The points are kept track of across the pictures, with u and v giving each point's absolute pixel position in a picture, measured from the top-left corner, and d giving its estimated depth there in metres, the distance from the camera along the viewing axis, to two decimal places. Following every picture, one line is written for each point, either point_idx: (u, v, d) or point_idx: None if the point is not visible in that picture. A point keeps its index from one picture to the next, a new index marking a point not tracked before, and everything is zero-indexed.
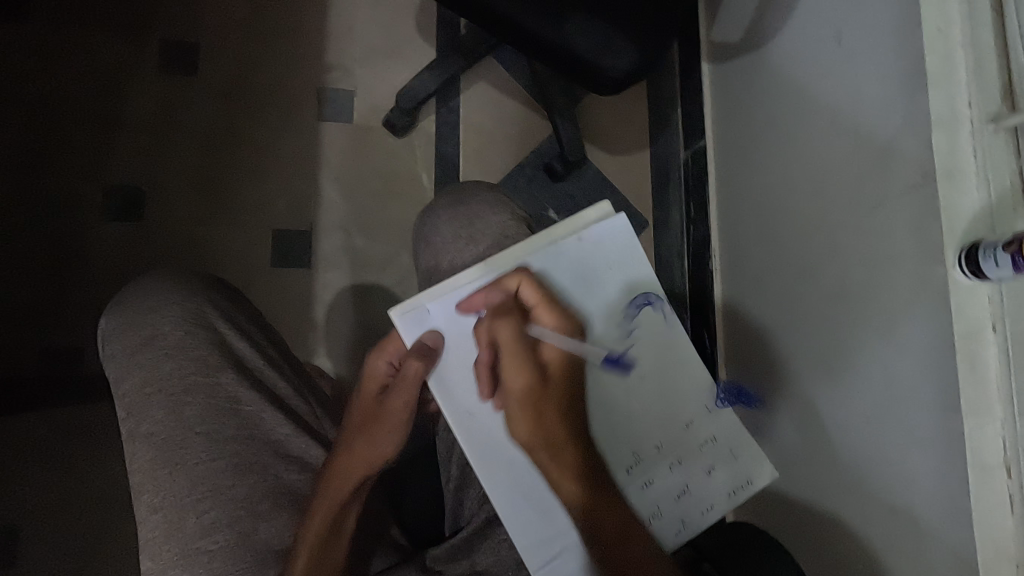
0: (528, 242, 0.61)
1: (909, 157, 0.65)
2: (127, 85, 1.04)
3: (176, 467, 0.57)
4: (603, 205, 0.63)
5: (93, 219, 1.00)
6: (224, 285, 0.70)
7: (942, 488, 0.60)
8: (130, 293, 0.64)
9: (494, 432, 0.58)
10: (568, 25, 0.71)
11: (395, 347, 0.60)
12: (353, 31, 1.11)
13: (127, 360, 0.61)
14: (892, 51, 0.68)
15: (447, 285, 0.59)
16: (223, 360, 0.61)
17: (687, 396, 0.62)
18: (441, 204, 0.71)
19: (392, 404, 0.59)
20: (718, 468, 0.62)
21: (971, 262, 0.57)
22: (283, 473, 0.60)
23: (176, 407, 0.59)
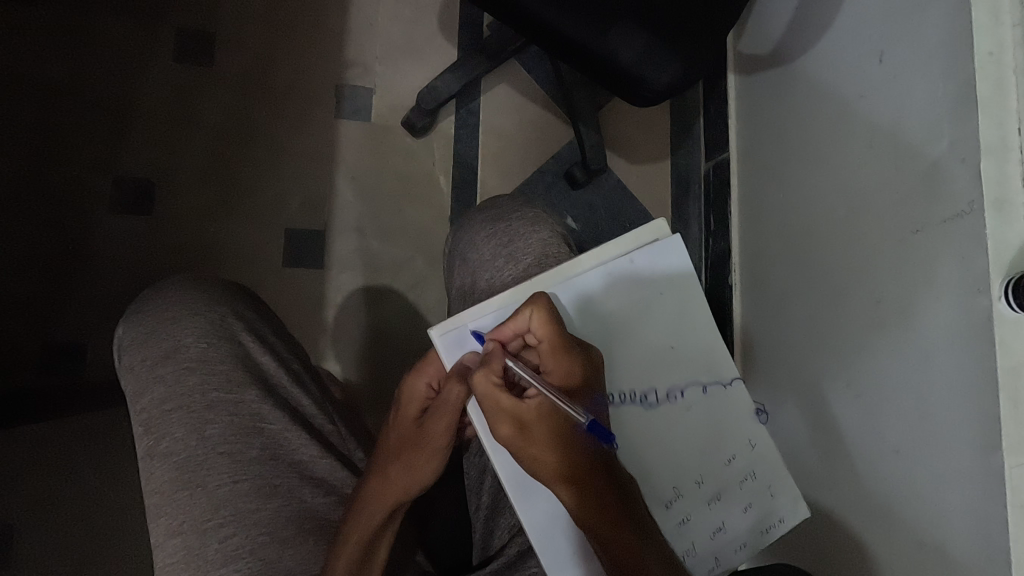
0: (575, 263, 0.60)
1: (954, 183, 0.63)
2: (145, 78, 1.01)
3: (197, 489, 0.55)
4: (656, 226, 0.61)
5: (104, 213, 0.97)
6: (246, 294, 0.68)
7: (980, 527, 0.58)
8: (153, 301, 0.61)
9: None
10: (607, 33, 0.68)
11: (436, 369, 0.58)
12: (374, 28, 1.08)
13: (147, 372, 0.58)
14: (943, 74, 0.65)
15: (490, 305, 0.58)
16: (247, 376, 0.60)
17: (732, 430, 0.61)
18: (478, 221, 0.69)
19: (433, 426, 0.56)
20: (755, 505, 0.61)
21: (1018, 295, 0.54)
22: (308, 496, 0.58)
23: (198, 425, 0.57)
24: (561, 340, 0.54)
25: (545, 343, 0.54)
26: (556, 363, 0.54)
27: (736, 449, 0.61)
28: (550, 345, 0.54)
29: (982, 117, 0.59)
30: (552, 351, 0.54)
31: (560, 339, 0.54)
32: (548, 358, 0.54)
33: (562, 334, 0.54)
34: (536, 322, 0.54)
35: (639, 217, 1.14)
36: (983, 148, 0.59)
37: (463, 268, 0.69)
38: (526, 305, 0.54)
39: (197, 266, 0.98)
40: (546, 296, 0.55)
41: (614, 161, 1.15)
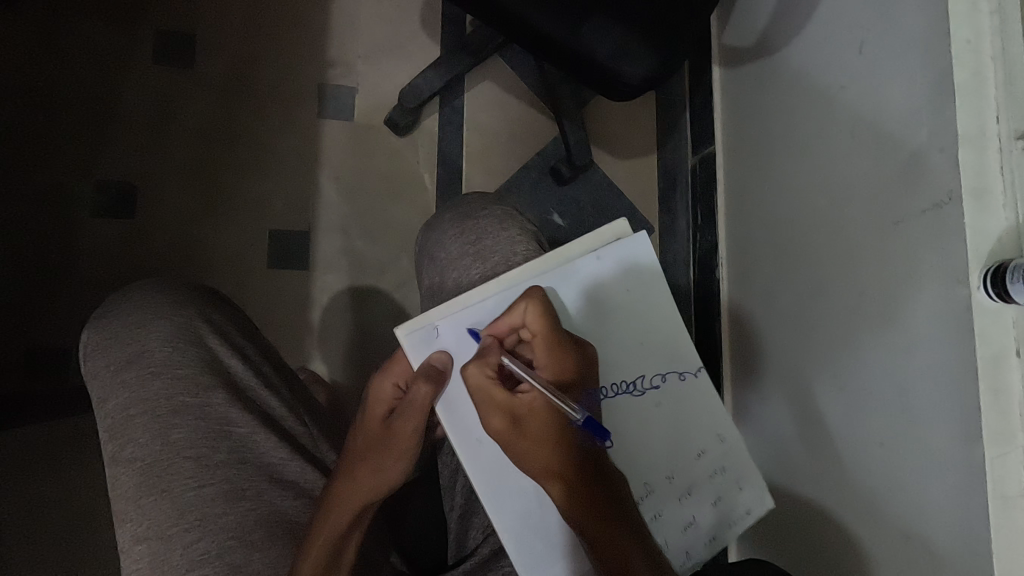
0: (543, 261, 0.60)
1: (934, 174, 0.62)
2: (120, 79, 1.00)
3: (163, 494, 0.55)
4: (622, 224, 0.60)
5: (84, 218, 0.97)
6: (214, 297, 0.68)
7: (960, 519, 0.58)
8: (116, 305, 0.62)
9: (504, 462, 0.56)
10: (582, 26, 0.68)
11: (403, 369, 0.59)
12: (356, 26, 1.08)
13: (113, 376, 0.58)
14: (921, 60, 0.65)
15: (457, 303, 0.59)
16: (214, 379, 0.60)
17: (700, 425, 0.61)
18: (446, 219, 0.69)
19: (402, 427, 0.55)
20: (723, 499, 0.61)
21: (996, 285, 0.54)
22: (276, 498, 0.58)
23: (163, 430, 0.57)
24: (554, 335, 0.55)
25: (539, 337, 0.54)
26: (549, 358, 0.54)
27: (705, 444, 0.61)
28: (543, 339, 0.54)
29: (958, 108, 0.59)
30: (546, 345, 0.54)
31: (553, 334, 0.54)
32: (541, 352, 0.54)
33: (556, 328, 0.55)
34: (531, 316, 0.55)
35: (623, 212, 1.14)
36: (961, 137, 0.58)
37: (432, 267, 0.69)
38: (522, 298, 0.55)
39: (181, 271, 0.98)
40: (541, 291, 0.56)
41: (600, 156, 1.14)
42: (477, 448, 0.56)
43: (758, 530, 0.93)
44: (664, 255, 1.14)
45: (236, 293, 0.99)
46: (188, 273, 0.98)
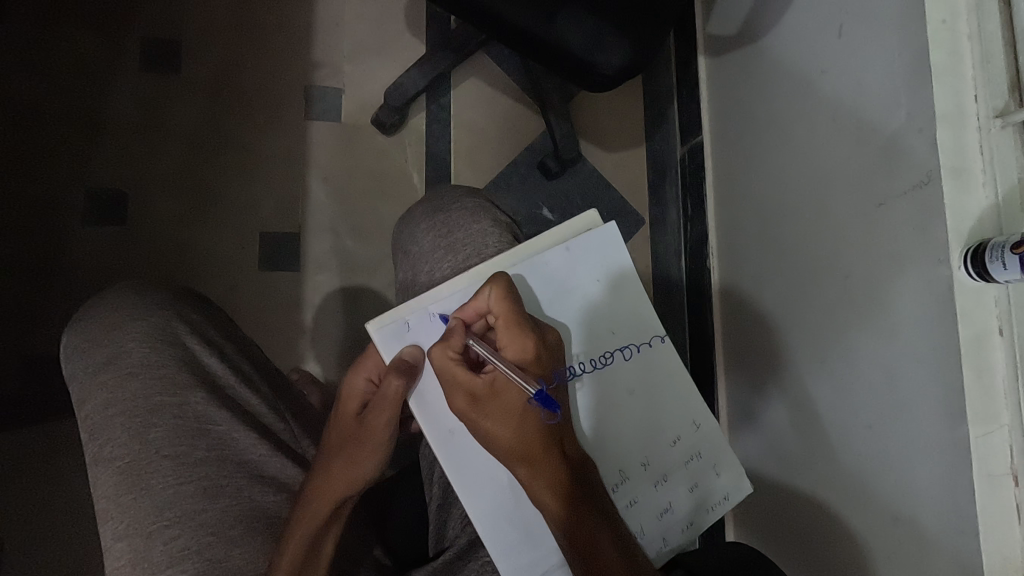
0: (513, 252, 0.61)
1: (915, 155, 0.62)
2: (104, 86, 1.01)
3: (143, 491, 0.56)
4: (591, 216, 0.63)
5: (75, 225, 0.97)
6: (194, 300, 0.69)
7: (948, 500, 0.58)
8: (95, 309, 0.63)
9: (477, 453, 0.57)
10: (557, 20, 0.69)
11: (374, 363, 0.58)
12: (340, 27, 1.08)
13: (94, 378, 0.59)
14: (898, 42, 0.65)
15: (428, 298, 0.59)
16: (192, 378, 0.61)
17: (673, 412, 0.61)
18: (419, 214, 0.70)
19: (375, 421, 0.56)
20: (698, 484, 0.62)
21: (977, 264, 0.54)
22: (257, 495, 0.59)
23: (143, 429, 0.58)
24: (516, 318, 0.55)
25: (502, 319, 0.55)
26: (511, 340, 0.54)
27: (678, 430, 0.61)
28: (505, 322, 0.55)
29: (938, 83, 0.58)
30: (507, 327, 0.55)
31: (515, 316, 0.55)
32: (502, 334, 0.55)
33: (517, 311, 0.55)
34: (494, 300, 0.55)
35: (612, 204, 1.14)
36: (939, 117, 0.58)
37: (405, 261, 0.70)
38: (487, 284, 0.56)
39: (172, 275, 0.98)
40: (505, 276, 0.56)
41: (588, 149, 1.15)
42: (450, 439, 0.57)
43: (752, 518, 0.93)
44: (655, 245, 1.14)
45: (226, 295, 1.00)
46: (180, 277, 0.99)
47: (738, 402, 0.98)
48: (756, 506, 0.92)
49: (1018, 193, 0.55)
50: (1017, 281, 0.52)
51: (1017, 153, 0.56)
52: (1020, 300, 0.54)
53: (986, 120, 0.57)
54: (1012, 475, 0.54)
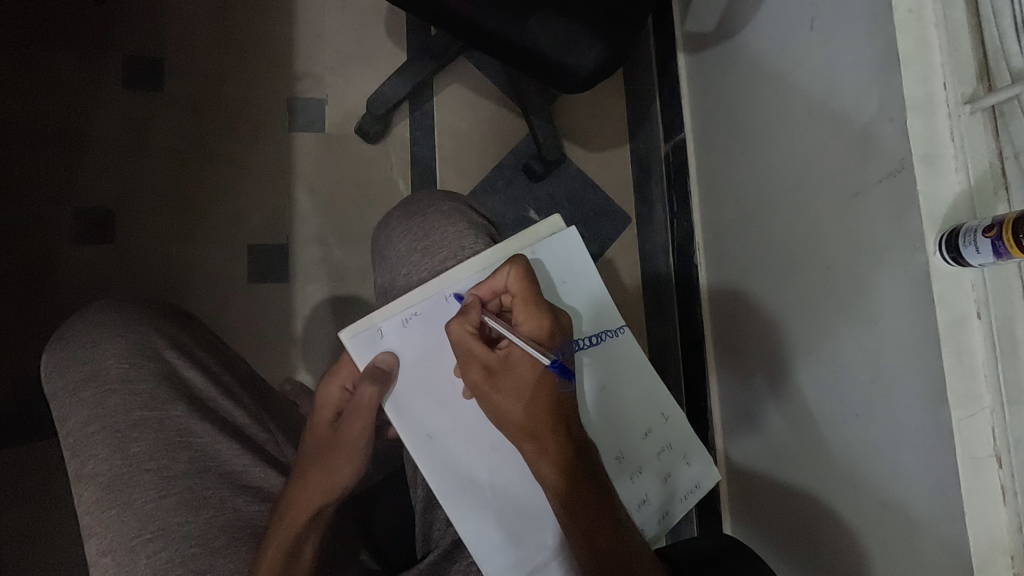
0: (482, 256, 0.62)
1: (887, 144, 0.63)
2: (86, 105, 1.01)
3: (125, 505, 0.56)
4: (555, 221, 0.65)
5: (60, 245, 0.98)
6: (175, 316, 0.70)
7: (934, 482, 0.59)
8: (75, 327, 0.63)
9: (455, 456, 0.59)
10: (530, 23, 0.70)
11: (349, 372, 0.61)
12: (321, 38, 1.09)
13: (74, 396, 0.60)
14: (867, 32, 0.65)
15: (399, 306, 0.61)
16: (172, 392, 0.61)
17: (646, 407, 0.64)
18: (395, 219, 0.71)
19: (350, 428, 0.57)
20: (671, 475, 0.64)
21: (951, 248, 0.54)
22: (240, 505, 0.59)
23: (123, 444, 0.58)
24: (533, 295, 0.58)
25: (519, 295, 0.58)
26: (527, 314, 0.57)
27: (651, 424, 0.64)
28: (523, 298, 0.58)
29: (907, 72, 0.59)
30: (524, 303, 0.58)
31: (531, 293, 0.58)
32: (520, 309, 0.58)
33: (534, 289, 0.58)
34: (512, 277, 0.58)
35: (598, 204, 1.14)
36: (909, 106, 0.59)
37: (383, 266, 0.71)
38: (505, 262, 0.59)
39: (159, 291, 0.99)
40: (524, 256, 0.59)
41: (572, 150, 1.15)
42: (428, 444, 0.59)
43: (748, 512, 0.93)
44: (643, 242, 1.15)
45: (216, 308, 1.00)
46: (169, 293, 0.99)
47: (729, 396, 0.98)
48: (752, 500, 0.92)
49: (990, 178, 0.56)
50: (991, 265, 0.53)
51: (987, 138, 0.56)
52: (995, 283, 0.54)
53: (954, 107, 0.57)
54: (995, 456, 0.54)
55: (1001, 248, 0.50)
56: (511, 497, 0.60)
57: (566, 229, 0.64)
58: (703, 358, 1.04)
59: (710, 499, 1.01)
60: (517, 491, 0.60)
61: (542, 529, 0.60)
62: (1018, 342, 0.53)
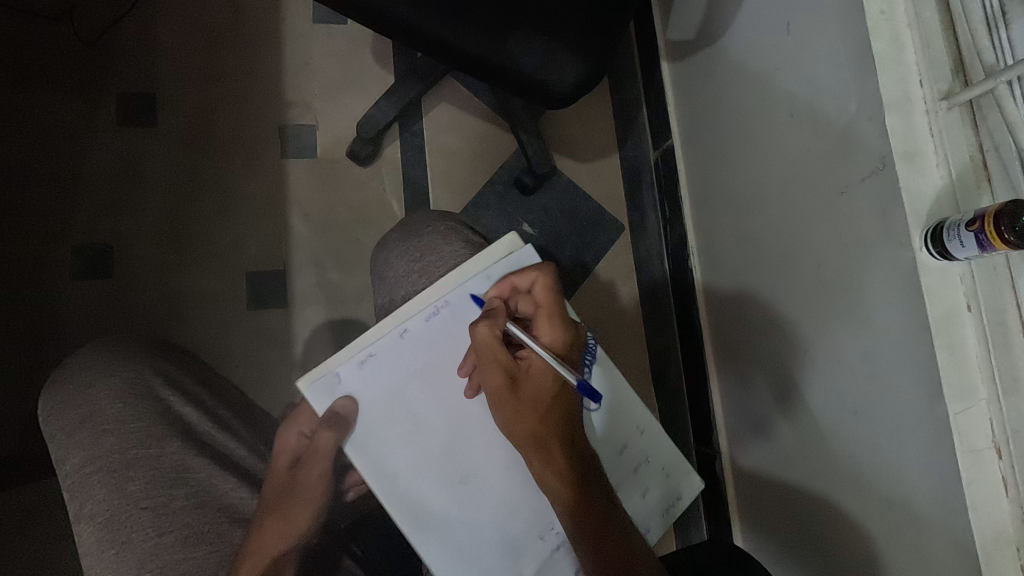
0: (455, 275, 0.62)
1: (869, 142, 0.64)
2: (82, 144, 1.03)
3: (126, 544, 0.57)
4: (514, 239, 0.64)
5: (59, 284, 0.99)
6: (169, 352, 0.71)
7: (934, 475, 0.59)
8: (70, 368, 0.64)
9: (423, 493, 0.59)
10: (509, 44, 0.71)
11: (307, 417, 0.62)
12: (309, 66, 1.11)
13: (69, 437, 0.61)
14: (840, 33, 0.67)
15: (354, 348, 0.60)
16: (167, 428, 0.62)
17: (623, 423, 0.64)
18: (392, 241, 0.72)
19: (308, 474, 0.60)
20: (650, 492, 0.66)
21: (936, 243, 0.55)
22: (235, 538, 0.59)
23: (121, 483, 0.59)
24: (558, 307, 0.60)
25: (546, 307, 0.60)
26: (550, 324, 0.60)
27: (627, 438, 0.64)
28: (549, 309, 0.60)
29: (883, 71, 0.59)
30: (549, 315, 0.60)
31: (558, 306, 0.60)
32: (544, 320, 0.60)
33: (560, 303, 0.60)
34: (542, 288, 0.60)
35: (590, 214, 1.15)
36: (886, 104, 0.59)
37: (382, 287, 0.72)
38: (535, 272, 0.61)
39: (159, 324, 1.00)
40: (552, 269, 0.62)
41: (562, 162, 1.16)
42: (394, 483, 0.59)
43: (756, 514, 0.93)
44: (638, 250, 1.15)
45: (216, 335, 1.01)
46: (169, 325, 1.00)
47: (731, 400, 0.98)
48: (759, 503, 0.92)
49: (973, 170, 0.56)
50: (978, 257, 0.53)
51: (967, 132, 0.57)
52: (984, 274, 0.55)
53: (931, 103, 0.58)
54: (994, 448, 0.54)
55: (985, 241, 0.51)
56: (485, 529, 0.60)
57: (525, 246, 0.63)
58: (702, 362, 1.04)
59: (718, 504, 1.01)
60: (491, 522, 0.60)
61: (521, 555, 0.61)
62: (1010, 333, 0.54)
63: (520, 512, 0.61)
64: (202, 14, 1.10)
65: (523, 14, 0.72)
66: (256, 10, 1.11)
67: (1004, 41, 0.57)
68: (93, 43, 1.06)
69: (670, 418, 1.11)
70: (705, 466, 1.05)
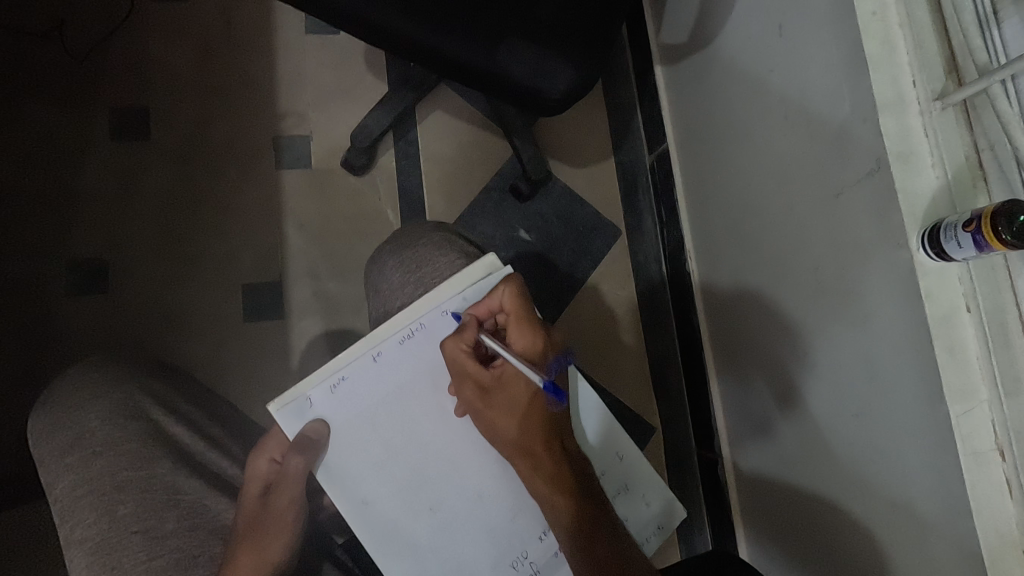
0: (435, 293, 0.61)
1: (863, 143, 0.63)
2: (75, 160, 1.03)
3: (115, 568, 0.57)
4: (491, 260, 0.62)
5: (54, 300, 0.98)
6: (161, 371, 0.71)
7: (938, 479, 0.58)
8: (58, 390, 0.64)
9: (394, 520, 0.59)
10: (500, 52, 0.71)
11: (277, 443, 0.60)
12: (302, 76, 1.11)
13: (60, 461, 0.61)
14: (832, 35, 0.66)
15: (326, 372, 0.60)
16: (159, 450, 0.62)
17: (602, 444, 0.63)
18: (387, 252, 0.71)
19: (277, 504, 0.58)
20: (629, 516, 0.64)
21: (933, 244, 0.54)
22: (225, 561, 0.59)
23: (111, 507, 0.59)
24: (528, 315, 0.59)
25: (514, 316, 0.59)
26: (522, 335, 0.59)
27: (621, 447, 0.64)
28: (519, 319, 0.59)
29: (877, 71, 0.59)
30: (519, 325, 0.59)
31: (526, 315, 0.59)
32: (513, 330, 0.59)
33: (528, 311, 0.60)
34: (506, 298, 0.59)
35: (586, 219, 1.15)
36: (880, 106, 0.59)
37: (378, 299, 0.71)
38: (502, 282, 0.60)
39: (155, 339, 0.99)
40: (519, 278, 0.61)
41: (558, 167, 1.16)
42: (364, 510, 0.59)
43: (760, 518, 0.92)
44: (635, 255, 1.15)
45: (213, 349, 1.00)
46: (165, 340, 0.99)
47: (732, 403, 0.98)
48: (762, 506, 0.91)
49: (969, 170, 0.56)
50: (975, 257, 0.52)
51: (961, 132, 0.57)
52: (981, 274, 0.55)
53: (925, 103, 0.57)
54: (997, 450, 0.54)
55: (982, 241, 0.50)
56: (454, 557, 0.60)
57: (503, 266, 0.62)
58: (702, 366, 1.04)
59: (721, 508, 1.00)
60: (460, 550, 0.60)
61: None
62: (1010, 333, 0.54)
63: (517, 523, 0.60)
64: (193, 27, 1.10)
65: (513, 22, 0.72)
66: (248, 22, 1.11)
67: (996, 40, 0.58)
68: (85, 59, 1.06)
69: (671, 423, 1.11)
70: (708, 470, 1.04)
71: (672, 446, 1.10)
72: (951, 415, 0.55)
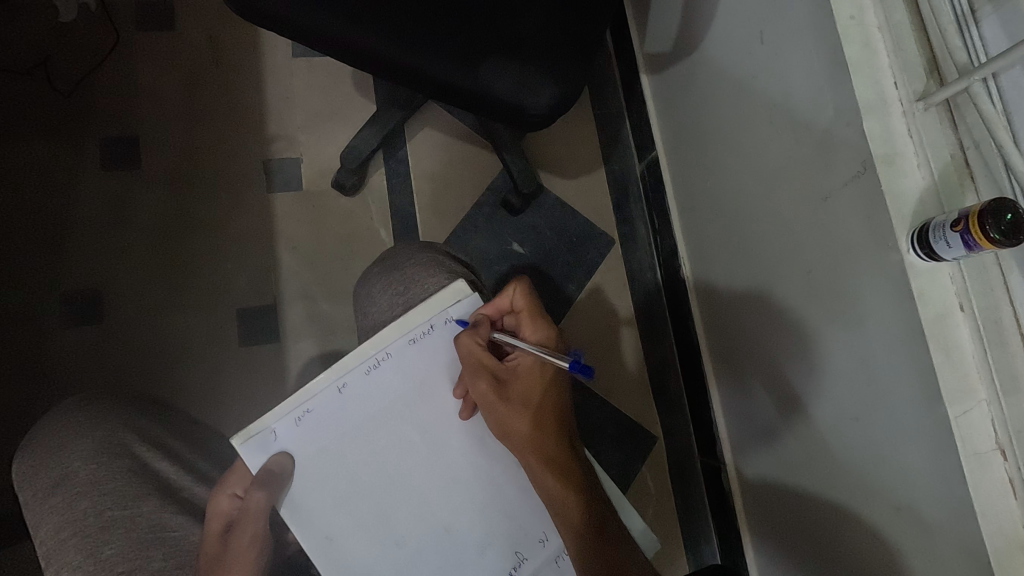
0: (408, 318, 0.61)
1: (849, 145, 0.63)
2: (69, 191, 1.03)
3: None
4: (461, 286, 0.63)
5: (48, 333, 0.98)
6: (146, 406, 0.71)
7: (940, 481, 0.58)
8: (42, 430, 0.64)
9: (357, 556, 0.58)
10: (482, 69, 0.71)
11: (240, 478, 0.60)
12: (290, 99, 1.11)
13: (44, 503, 0.60)
14: (813, 39, 0.67)
15: (291, 404, 0.59)
16: (145, 487, 0.61)
17: None
18: (377, 275, 0.72)
19: (239, 541, 0.56)
20: None
21: (923, 244, 0.54)
22: None
23: (95, 548, 0.58)
24: (538, 311, 0.62)
25: (526, 314, 0.62)
26: (535, 328, 0.62)
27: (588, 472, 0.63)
28: (530, 314, 0.62)
29: (857, 75, 0.59)
30: (531, 319, 0.62)
31: (537, 309, 0.62)
32: (527, 325, 0.62)
33: (538, 307, 0.62)
34: (518, 297, 0.62)
35: (578, 230, 1.15)
36: (864, 107, 0.59)
37: (369, 320, 0.71)
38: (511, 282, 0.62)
39: (150, 368, 0.99)
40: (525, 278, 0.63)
41: (548, 179, 1.16)
42: (328, 546, 0.58)
43: (765, 525, 0.91)
44: (629, 264, 1.15)
45: (206, 375, 1.00)
46: (159, 369, 0.99)
47: (732, 410, 0.97)
48: (768, 512, 0.90)
49: (955, 168, 0.56)
50: (965, 257, 0.52)
51: (945, 131, 0.57)
52: (972, 273, 0.54)
53: (907, 103, 0.57)
54: (998, 450, 0.53)
55: (971, 241, 0.50)
56: None
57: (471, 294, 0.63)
58: (700, 372, 1.03)
59: (727, 516, 0.99)
60: None
61: None
62: (1004, 330, 0.54)
63: (485, 558, 0.60)
64: (181, 57, 1.11)
65: (494, 39, 0.73)
66: (235, 48, 1.12)
67: (975, 38, 0.58)
68: (71, 92, 1.07)
69: (673, 431, 1.10)
70: (712, 478, 1.03)
71: (674, 455, 1.10)
72: (952, 414, 0.54)
